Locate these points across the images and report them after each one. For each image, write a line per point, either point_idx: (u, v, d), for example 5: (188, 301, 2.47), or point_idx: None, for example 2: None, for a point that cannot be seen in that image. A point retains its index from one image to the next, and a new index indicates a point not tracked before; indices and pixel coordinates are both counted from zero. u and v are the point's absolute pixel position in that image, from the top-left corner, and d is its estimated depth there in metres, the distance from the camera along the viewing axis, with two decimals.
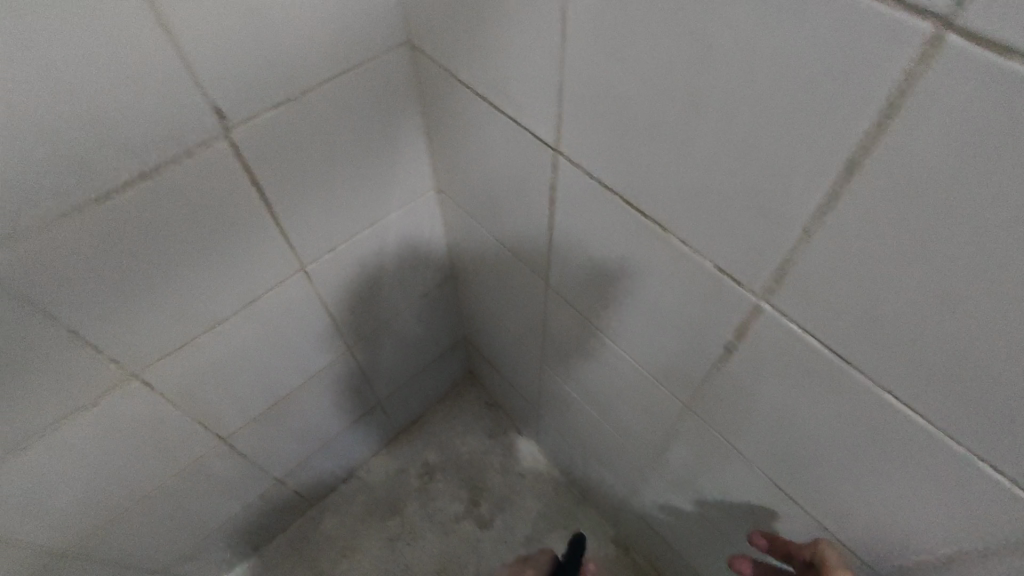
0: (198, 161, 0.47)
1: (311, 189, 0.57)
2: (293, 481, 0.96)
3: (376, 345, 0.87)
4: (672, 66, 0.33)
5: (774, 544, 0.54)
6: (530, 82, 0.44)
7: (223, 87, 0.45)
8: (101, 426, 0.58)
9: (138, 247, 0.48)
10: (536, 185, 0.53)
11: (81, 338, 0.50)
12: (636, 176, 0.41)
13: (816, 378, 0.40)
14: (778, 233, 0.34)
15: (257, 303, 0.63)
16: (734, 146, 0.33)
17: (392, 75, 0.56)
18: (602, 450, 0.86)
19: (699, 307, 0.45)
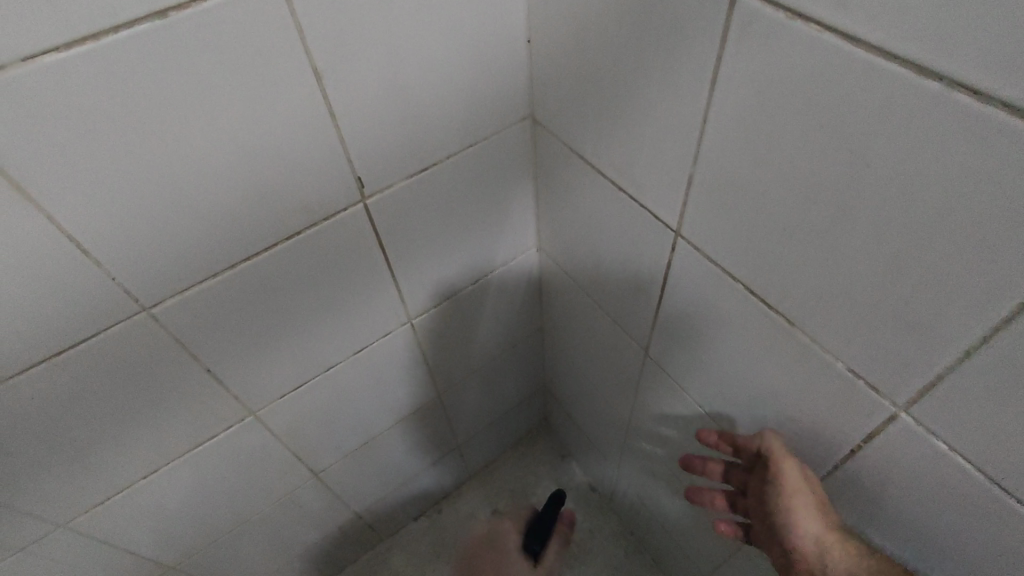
0: (338, 224, 0.51)
1: (426, 248, 0.61)
2: (369, 517, 0.98)
3: (462, 392, 0.89)
4: (823, 173, 0.33)
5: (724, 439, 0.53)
6: (658, 169, 0.45)
7: (368, 160, 0.49)
8: (216, 456, 0.62)
9: (273, 298, 0.52)
10: (648, 259, 0.53)
11: (214, 377, 0.54)
12: (767, 269, 0.41)
13: (957, 500, 0.37)
14: (929, 348, 0.33)
15: (363, 351, 0.66)
16: (886, 256, 0.32)
17: (514, 147, 0.59)
18: (683, 522, 0.83)
19: (822, 403, 0.43)
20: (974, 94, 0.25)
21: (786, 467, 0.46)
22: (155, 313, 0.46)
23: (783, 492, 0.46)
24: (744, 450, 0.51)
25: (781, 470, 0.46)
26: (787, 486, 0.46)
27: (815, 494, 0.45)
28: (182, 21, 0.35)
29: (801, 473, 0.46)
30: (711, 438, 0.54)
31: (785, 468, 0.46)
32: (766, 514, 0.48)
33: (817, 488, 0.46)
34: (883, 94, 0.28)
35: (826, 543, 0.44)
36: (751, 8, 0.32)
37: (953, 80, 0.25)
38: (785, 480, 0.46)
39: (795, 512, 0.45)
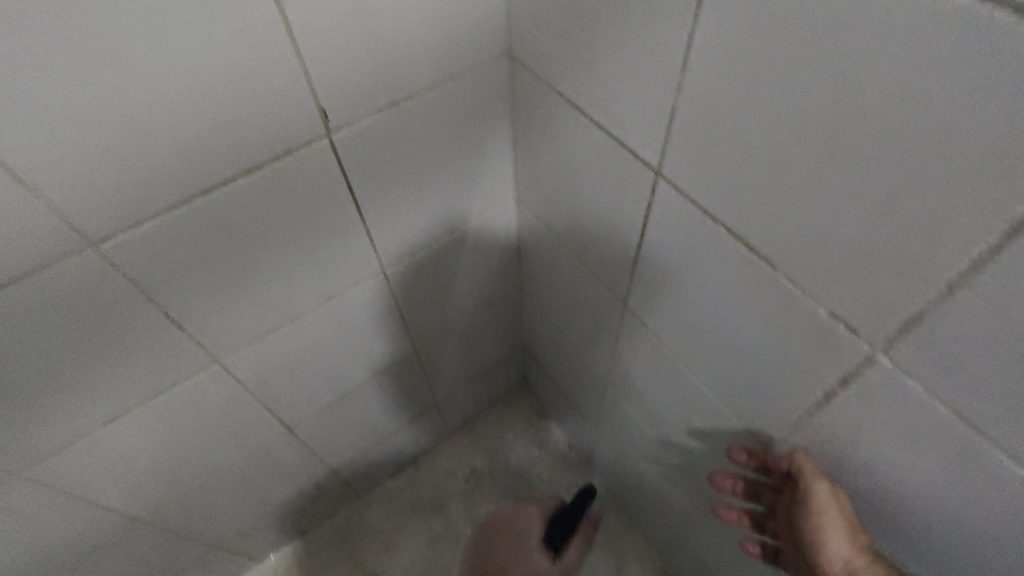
0: (302, 160, 0.48)
1: (399, 192, 0.58)
2: (346, 472, 0.97)
3: (440, 347, 0.88)
4: (811, 100, 0.31)
5: (755, 459, 0.54)
6: (640, 104, 0.43)
7: (334, 91, 0.46)
8: (181, 406, 0.60)
9: (235, 238, 0.49)
10: (628, 205, 0.52)
11: (175, 322, 0.52)
12: (750, 209, 0.39)
13: (932, 444, 0.37)
14: (910, 286, 0.32)
15: (333, 300, 0.64)
16: (874, 190, 0.31)
17: (491, 85, 0.56)
18: (659, 477, 0.83)
19: (801, 350, 0.42)
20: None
21: (818, 488, 0.47)
22: (103, 249, 0.43)
23: (814, 513, 0.47)
24: (774, 469, 0.52)
25: (813, 491, 0.47)
26: (818, 507, 0.47)
27: (844, 512, 0.46)
28: None
29: (832, 494, 0.47)
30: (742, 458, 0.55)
31: (817, 488, 0.47)
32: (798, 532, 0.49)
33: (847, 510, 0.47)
34: (880, 7, 0.26)
35: (857, 565, 0.46)
36: None
37: None
38: (816, 501, 0.47)
39: (825, 530, 0.47)
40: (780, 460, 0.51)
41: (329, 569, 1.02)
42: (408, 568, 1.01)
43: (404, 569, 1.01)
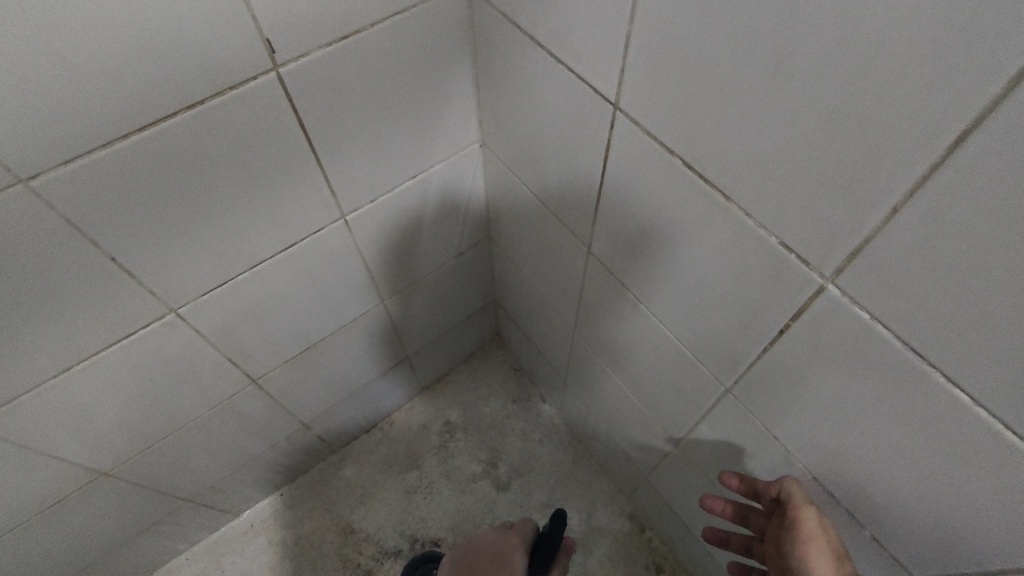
0: (248, 96, 0.46)
1: (355, 134, 0.56)
2: (318, 427, 0.97)
3: (408, 300, 0.87)
4: (762, 16, 0.30)
5: (744, 483, 0.55)
6: (596, 32, 0.42)
7: (278, 20, 0.44)
8: (138, 356, 0.59)
9: (181, 178, 0.47)
10: (589, 143, 0.50)
11: (123, 267, 0.50)
12: (707, 139, 0.38)
13: (879, 372, 0.37)
14: (860, 210, 0.32)
15: (293, 248, 0.62)
16: (823, 110, 0.30)
17: (448, 19, 0.54)
18: (626, 426, 0.84)
19: (756, 285, 0.42)
20: None
21: (805, 517, 0.48)
22: (34, 186, 0.41)
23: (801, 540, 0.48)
24: (764, 494, 0.53)
25: (800, 519, 0.48)
26: (805, 534, 0.47)
27: (830, 542, 0.47)
28: None
29: (820, 523, 0.47)
30: (733, 481, 0.55)
31: (804, 517, 0.48)
32: (783, 558, 0.50)
33: (833, 538, 0.47)
34: None
35: None
36: None
37: None
38: (803, 528, 0.47)
39: (810, 558, 0.47)
40: (770, 486, 0.52)
41: (304, 522, 1.03)
42: (384, 519, 1.02)
43: (380, 521, 1.02)
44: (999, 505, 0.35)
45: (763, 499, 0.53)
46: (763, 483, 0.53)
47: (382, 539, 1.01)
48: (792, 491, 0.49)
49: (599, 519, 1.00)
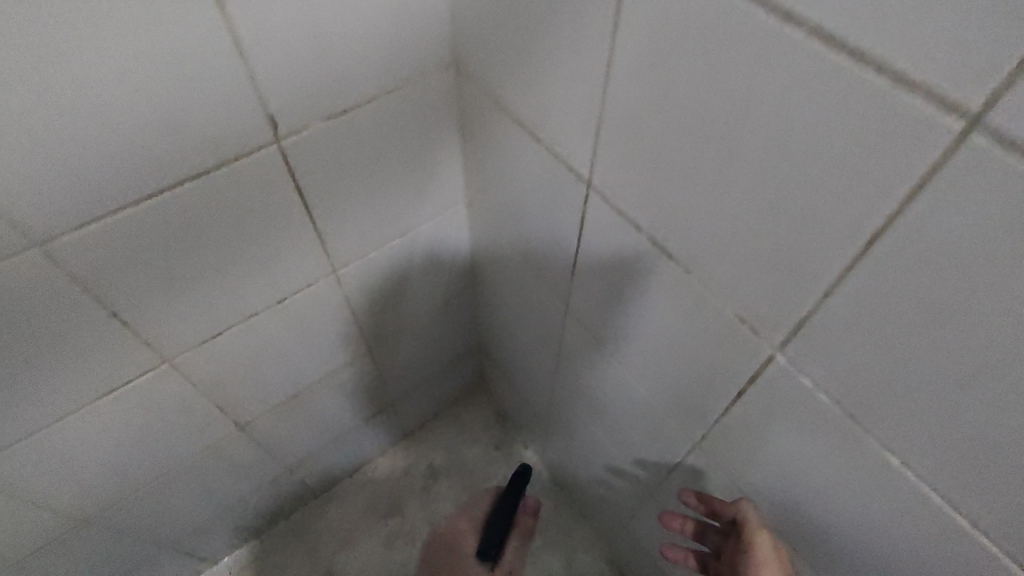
0: (251, 165, 0.50)
1: (349, 197, 0.60)
2: (302, 471, 0.98)
3: (395, 347, 0.89)
4: (706, 123, 0.35)
5: (705, 503, 0.57)
6: (571, 119, 0.46)
7: (281, 99, 0.48)
8: (131, 404, 0.61)
9: (184, 240, 0.50)
10: (566, 212, 0.55)
11: (124, 321, 0.53)
12: (668, 218, 0.42)
13: (825, 434, 0.40)
14: (799, 291, 0.36)
15: (285, 301, 0.65)
16: (759, 205, 0.34)
17: (438, 95, 0.58)
18: (604, 472, 0.86)
19: (717, 349, 0.46)
20: (831, 45, 0.26)
21: (759, 539, 0.50)
22: (48, 249, 0.44)
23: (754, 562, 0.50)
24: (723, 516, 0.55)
25: (756, 543, 0.50)
26: (758, 556, 0.50)
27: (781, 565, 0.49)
28: None
29: (773, 546, 0.50)
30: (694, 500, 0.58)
31: (758, 539, 0.50)
32: None
33: (784, 562, 0.49)
34: (755, 47, 0.29)
35: None
36: None
37: (811, 29, 0.26)
38: (757, 550, 0.50)
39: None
40: (729, 509, 0.54)
41: (284, 568, 1.03)
42: (365, 565, 1.02)
43: (361, 566, 1.02)
44: (934, 559, 0.38)
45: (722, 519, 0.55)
46: (722, 505, 0.55)
47: None
48: (749, 514, 0.51)
49: (580, 565, 1.01)
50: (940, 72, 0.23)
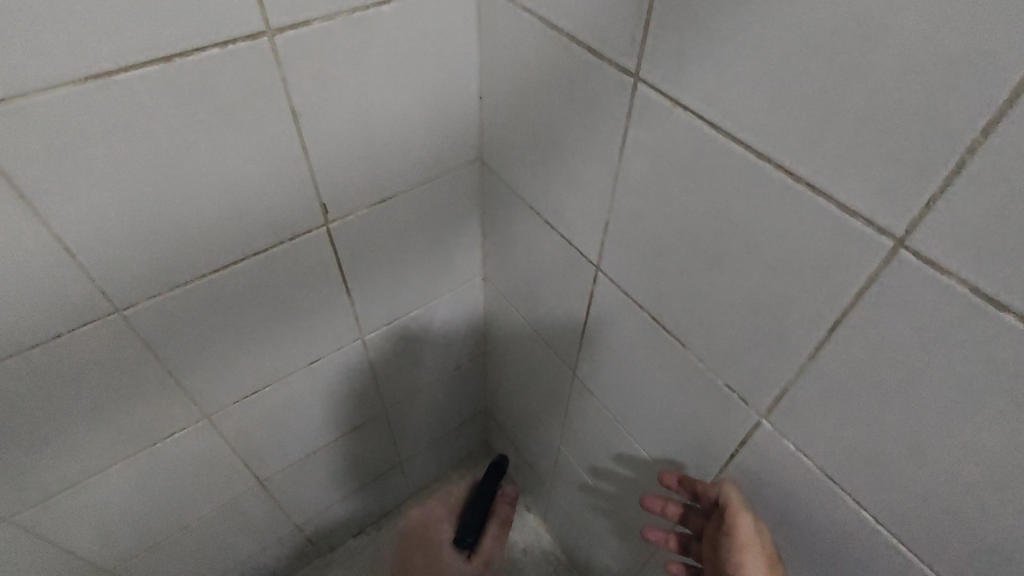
0: (301, 244, 0.57)
1: (380, 271, 0.67)
2: (309, 530, 1.00)
3: (407, 409, 0.94)
4: (697, 224, 0.42)
5: (685, 484, 0.56)
6: (582, 213, 0.54)
7: (333, 189, 0.56)
8: (167, 457, 0.65)
9: (237, 306, 0.57)
10: (576, 289, 0.61)
11: (175, 378, 0.58)
12: (665, 301, 0.49)
13: (807, 495, 0.45)
14: (777, 368, 0.42)
15: (315, 363, 0.71)
16: (743, 293, 0.41)
17: (463, 185, 0.66)
18: (605, 536, 0.89)
19: (710, 416, 0.51)
20: (792, 177, 0.34)
21: (742, 522, 0.49)
22: (125, 314, 0.50)
23: (739, 547, 0.49)
24: (703, 497, 0.54)
25: (738, 525, 0.49)
26: (742, 540, 0.49)
27: (765, 546, 0.49)
28: (180, 67, 0.41)
29: (755, 528, 0.49)
30: (672, 481, 0.57)
31: (741, 522, 0.49)
32: (720, 561, 0.51)
33: (768, 542, 0.49)
34: (736, 172, 0.37)
35: None
36: (647, 94, 0.41)
37: (777, 164, 0.34)
38: (741, 534, 0.49)
39: (745, 565, 0.48)
40: (710, 489, 0.53)
41: None
42: None
43: None
44: None
45: (703, 501, 0.54)
46: (703, 486, 0.54)
47: None
48: (729, 493, 0.51)
49: None
50: (873, 203, 0.31)
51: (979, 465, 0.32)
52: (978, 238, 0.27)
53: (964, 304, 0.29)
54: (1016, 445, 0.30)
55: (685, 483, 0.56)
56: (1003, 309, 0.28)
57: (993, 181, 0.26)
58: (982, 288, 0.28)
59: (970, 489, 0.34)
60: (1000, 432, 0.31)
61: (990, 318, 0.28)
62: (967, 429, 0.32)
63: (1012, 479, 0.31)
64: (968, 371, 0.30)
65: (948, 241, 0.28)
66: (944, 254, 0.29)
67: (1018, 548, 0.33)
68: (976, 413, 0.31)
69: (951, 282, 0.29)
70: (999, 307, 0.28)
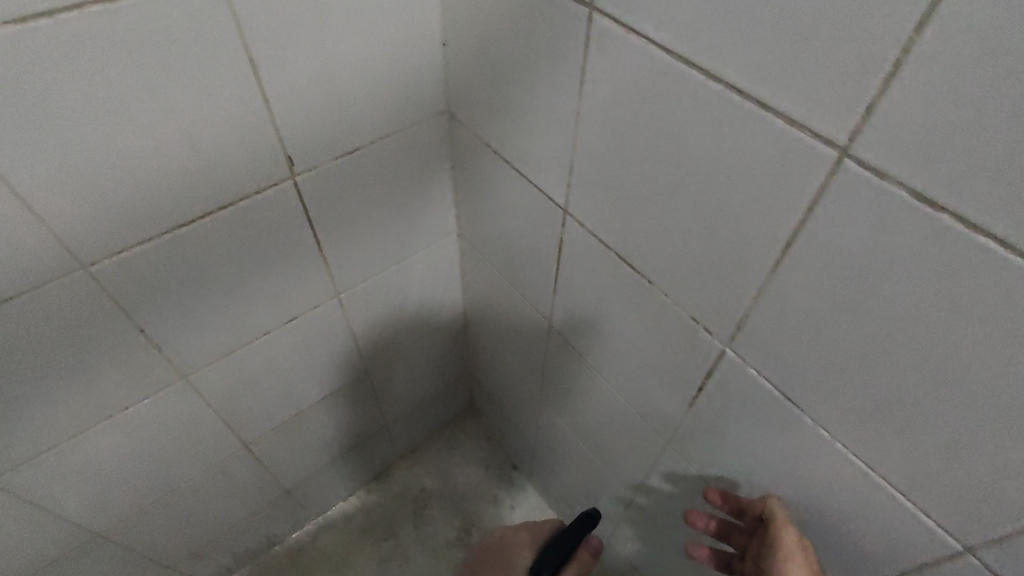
0: (268, 197, 0.57)
1: (352, 226, 0.67)
2: (298, 494, 1.01)
3: (390, 371, 0.95)
4: (657, 155, 0.42)
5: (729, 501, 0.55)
6: (548, 156, 0.54)
7: (297, 141, 0.55)
8: (148, 418, 0.66)
9: (207, 262, 0.57)
10: (547, 236, 0.62)
11: (149, 337, 0.58)
12: (631, 237, 0.49)
13: (772, 419, 0.47)
14: (737, 293, 0.42)
15: (292, 323, 0.71)
16: (702, 221, 0.42)
17: (432, 137, 0.66)
18: (589, 486, 0.91)
19: (679, 351, 0.52)
20: (742, 95, 0.34)
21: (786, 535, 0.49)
22: (92, 270, 0.50)
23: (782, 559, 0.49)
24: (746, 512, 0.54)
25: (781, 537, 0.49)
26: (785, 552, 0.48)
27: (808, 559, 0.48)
28: (127, 8, 0.40)
29: (799, 541, 0.48)
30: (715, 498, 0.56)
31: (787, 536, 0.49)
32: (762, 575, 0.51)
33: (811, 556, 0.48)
34: (691, 96, 0.37)
35: None
36: (602, 24, 0.41)
37: (728, 83, 0.34)
38: (784, 547, 0.49)
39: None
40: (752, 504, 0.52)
41: None
42: None
43: None
44: (869, 526, 0.44)
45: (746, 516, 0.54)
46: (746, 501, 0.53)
47: None
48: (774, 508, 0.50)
49: None
50: (818, 114, 0.31)
51: (926, 370, 0.34)
52: (917, 139, 0.28)
53: (906, 209, 0.30)
54: (957, 346, 0.31)
55: (729, 498, 0.55)
56: (941, 210, 0.29)
57: (928, 79, 0.26)
58: (921, 191, 0.29)
59: (918, 396, 0.35)
60: (943, 336, 0.32)
61: (930, 221, 0.29)
62: (913, 335, 0.33)
63: (955, 381, 0.33)
64: (911, 276, 0.31)
65: (889, 145, 0.29)
66: (886, 159, 0.29)
67: (963, 449, 0.34)
68: (922, 318, 0.32)
69: (894, 188, 0.30)
70: (938, 209, 0.29)
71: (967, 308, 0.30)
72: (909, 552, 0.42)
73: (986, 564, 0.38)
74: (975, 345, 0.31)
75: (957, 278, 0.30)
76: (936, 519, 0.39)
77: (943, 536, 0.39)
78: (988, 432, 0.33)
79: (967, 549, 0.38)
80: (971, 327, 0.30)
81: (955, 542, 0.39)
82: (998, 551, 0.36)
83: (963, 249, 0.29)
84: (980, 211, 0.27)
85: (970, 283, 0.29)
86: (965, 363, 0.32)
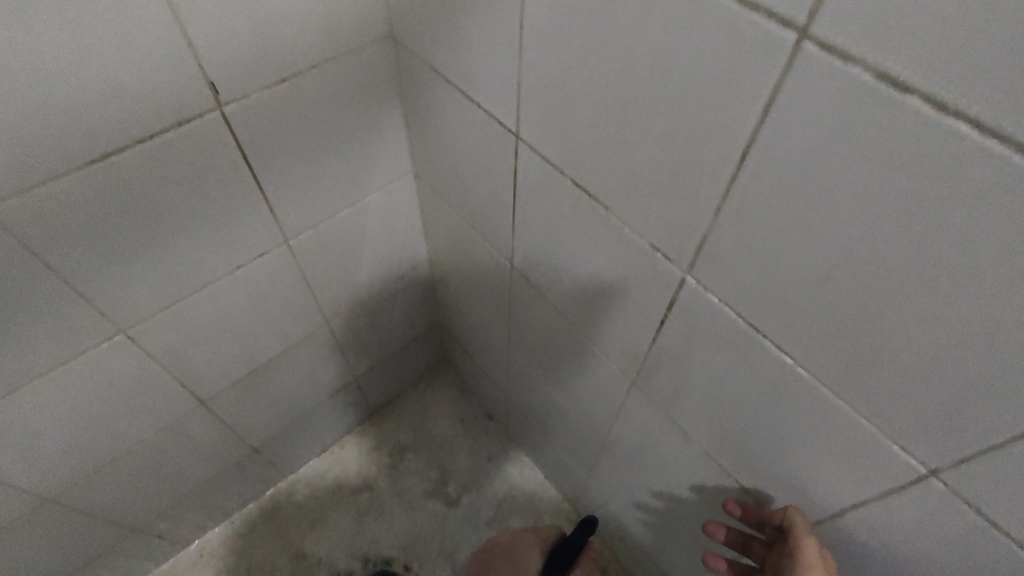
0: (193, 130, 0.52)
1: (295, 165, 0.62)
2: (267, 451, 0.99)
3: (354, 323, 0.91)
4: (606, 61, 0.38)
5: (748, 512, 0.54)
6: (496, 75, 0.50)
7: (220, 65, 0.50)
8: (88, 375, 0.62)
9: (131, 203, 0.52)
10: (502, 169, 0.58)
11: (76, 287, 0.54)
12: (586, 160, 0.46)
13: (735, 348, 0.44)
14: (695, 211, 0.39)
15: (238, 272, 0.67)
16: (656, 133, 0.38)
17: (376, 64, 0.61)
18: (561, 432, 0.90)
19: (639, 283, 0.50)
20: None
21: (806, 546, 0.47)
22: None
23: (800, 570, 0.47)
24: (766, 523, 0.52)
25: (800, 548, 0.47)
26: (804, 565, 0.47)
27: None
28: None
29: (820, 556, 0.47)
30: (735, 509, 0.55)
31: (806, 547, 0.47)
32: None
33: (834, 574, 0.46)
34: None
35: None
36: None
37: None
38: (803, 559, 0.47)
39: None
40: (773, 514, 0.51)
41: (255, 550, 1.04)
42: (335, 544, 1.04)
43: (331, 545, 1.04)
44: (833, 453, 0.42)
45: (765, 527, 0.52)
46: (766, 511, 0.52)
47: (333, 562, 1.03)
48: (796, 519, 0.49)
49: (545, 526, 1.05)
50: None
51: (892, 281, 0.31)
52: (887, 8, 0.24)
53: (873, 97, 0.26)
54: (925, 252, 0.29)
55: (749, 510, 0.53)
56: (912, 94, 0.25)
57: None
58: (889, 73, 0.25)
59: (882, 310, 0.32)
60: (911, 241, 0.29)
61: (900, 109, 0.26)
62: (877, 242, 0.30)
63: (921, 291, 0.30)
64: (877, 175, 0.28)
65: (852, 17, 0.25)
66: (850, 37, 0.26)
67: (929, 367, 0.32)
68: (887, 223, 0.29)
69: (860, 73, 0.26)
70: (909, 93, 0.25)
71: (937, 207, 0.27)
72: (873, 478, 0.41)
73: (950, 487, 0.36)
74: (944, 249, 0.28)
75: (926, 173, 0.27)
76: (899, 443, 0.37)
77: (909, 461, 0.37)
78: (955, 346, 0.30)
79: (932, 473, 0.36)
80: (940, 229, 0.27)
81: (920, 466, 0.37)
82: (963, 472, 0.35)
83: (932, 140, 0.26)
84: (955, 91, 0.24)
85: (941, 178, 0.26)
86: (933, 270, 0.29)
